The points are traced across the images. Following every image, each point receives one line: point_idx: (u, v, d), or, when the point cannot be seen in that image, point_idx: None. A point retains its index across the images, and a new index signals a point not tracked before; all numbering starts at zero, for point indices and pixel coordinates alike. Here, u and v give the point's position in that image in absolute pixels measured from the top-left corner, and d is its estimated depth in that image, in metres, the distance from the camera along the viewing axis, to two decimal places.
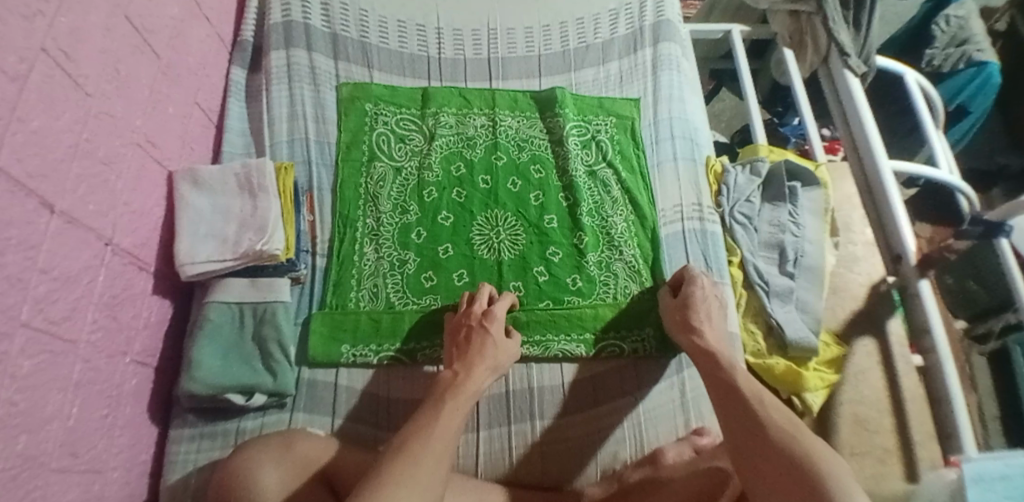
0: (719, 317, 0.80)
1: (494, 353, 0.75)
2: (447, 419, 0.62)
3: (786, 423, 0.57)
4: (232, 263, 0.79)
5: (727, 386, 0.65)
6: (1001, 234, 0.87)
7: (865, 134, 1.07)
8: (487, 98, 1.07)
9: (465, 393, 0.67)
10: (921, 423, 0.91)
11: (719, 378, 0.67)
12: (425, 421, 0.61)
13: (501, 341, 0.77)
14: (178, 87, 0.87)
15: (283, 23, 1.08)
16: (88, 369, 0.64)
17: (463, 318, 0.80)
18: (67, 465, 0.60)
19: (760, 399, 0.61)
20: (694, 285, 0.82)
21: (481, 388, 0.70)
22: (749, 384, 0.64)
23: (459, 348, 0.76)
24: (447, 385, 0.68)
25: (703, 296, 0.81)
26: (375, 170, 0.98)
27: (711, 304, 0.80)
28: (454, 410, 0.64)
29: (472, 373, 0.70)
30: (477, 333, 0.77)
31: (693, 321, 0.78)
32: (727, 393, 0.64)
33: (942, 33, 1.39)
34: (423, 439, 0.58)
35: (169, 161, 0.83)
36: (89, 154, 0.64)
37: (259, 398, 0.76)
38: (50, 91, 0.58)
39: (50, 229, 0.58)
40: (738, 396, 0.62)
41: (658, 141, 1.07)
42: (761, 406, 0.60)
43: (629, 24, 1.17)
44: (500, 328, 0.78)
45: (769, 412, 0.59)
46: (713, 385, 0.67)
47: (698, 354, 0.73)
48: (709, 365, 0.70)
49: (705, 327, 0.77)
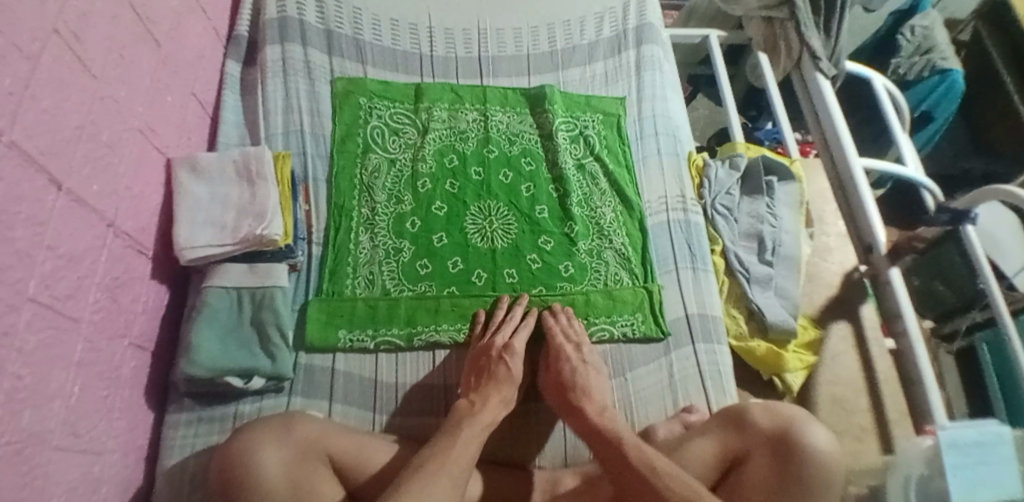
0: (596, 381, 0.79)
1: (511, 388, 0.76)
2: (466, 442, 0.66)
3: (679, 483, 0.62)
4: (232, 248, 0.81)
5: (621, 463, 0.65)
6: (967, 222, 0.92)
7: (835, 130, 1.14)
8: (479, 94, 1.10)
9: (480, 422, 0.70)
10: (895, 403, 0.95)
11: (606, 451, 0.67)
12: (446, 442, 0.65)
13: (517, 369, 0.79)
14: (176, 77, 0.89)
15: (278, 18, 1.10)
16: (89, 349, 0.64)
17: (484, 348, 0.81)
18: (69, 445, 0.60)
19: (654, 468, 0.63)
20: (561, 356, 0.81)
21: (498, 417, 0.73)
22: (639, 452, 0.65)
23: (477, 375, 0.79)
24: (463, 413, 0.71)
25: (571, 369, 0.79)
26: (370, 161, 1.00)
27: (577, 371, 0.79)
28: (470, 438, 0.67)
29: (488, 403, 0.73)
30: (498, 366, 0.78)
31: (567, 396, 0.77)
32: (622, 471, 0.65)
33: (908, 42, 1.49)
34: (440, 461, 0.62)
35: (167, 149, 0.85)
36: (94, 137, 0.66)
37: (257, 381, 0.77)
38: (60, 72, 0.60)
39: (56, 207, 0.59)
40: (634, 473, 0.64)
41: (642, 137, 1.12)
42: (659, 480, 0.62)
43: (613, 26, 1.22)
44: (520, 364, 0.80)
45: (665, 478, 0.62)
46: (603, 455, 0.68)
47: (586, 432, 0.72)
48: (597, 441, 0.70)
49: (585, 401, 0.75)
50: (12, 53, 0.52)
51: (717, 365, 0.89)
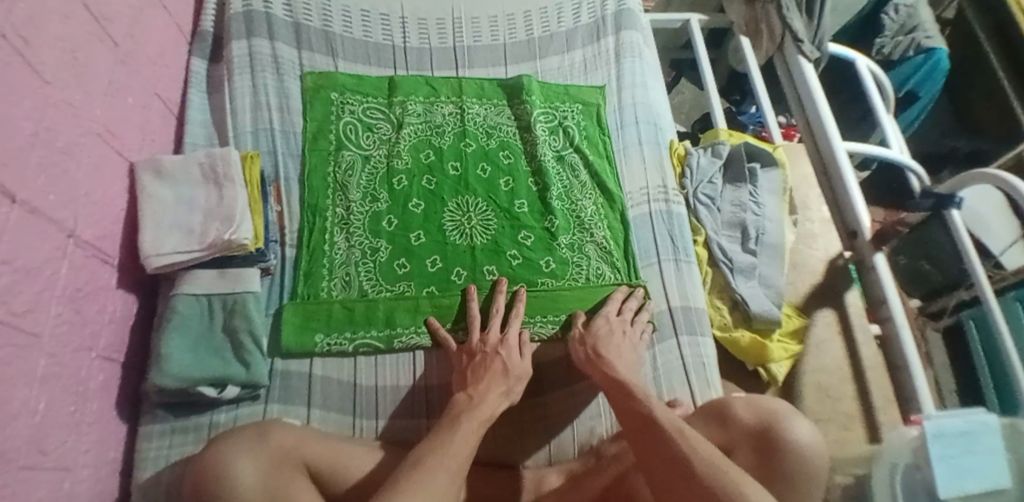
0: (628, 348, 0.81)
1: (506, 382, 0.74)
2: (464, 438, 0.64)
3: (705, 449, 0.58)
4: (200, 254, 0.78)
5: (647, 421, 0.63)
6: (953, 206, 0.90)
7: (818, 114, 1.12)
8: (454, 86, 1.08)
9: (479, 416, 0.68)
10: (880, 389, 0.94)
11: (632, 410, 0.66)
12: (443, 435, 0.63)
13: (514, 364, 0.77)
14: (136, 76, 0.85)
15: (244, 12, 1.06)
16: (53, 363, 0.62)
17: (477, 345, 0.79)
18: (36, 463, 0.58)
19: (681, 431, 0.61)
20: (601, 316, 0.84)
21: (497, 411, 0.71)
22: (666, 415, 0.64)
23: (472, 369, 0.76)
24: (462, 407, 0.69)
25: (609, 329, 0.82)
26: (344, 159, 0.97)
27: (617, 334, 0.82)
28: (470, 431, 0.65)
29: (486, 398, 0.71)
30: (493, 361, 0.77)
31: (601, 353, 0.77)
32: (647, 428, 0.63)
33: (892, 21, 1.47)
34: (440, 455, 0.60)
35: (129, 152, 0.82)
36: (49, 143, 0.63)
37: (231, 390, 0.75)
38: (11, 78, 0.57)
39: (11, 219, 0.56)
40: (659, 429, 0.61)
41: (623, 126, 1.09)
42: (685, 442, 0.59)
43: (591, 13, 1.19)
44: (515, 356, 0.78)
45: (692, 442, 0.59)
46: (629, 415, 0.66)
47: (611, 387, 0.71)
48: (623, 399, 0.68)
49: (616, 360, 0.76)
50: None
51: (700, 357, 0.88)
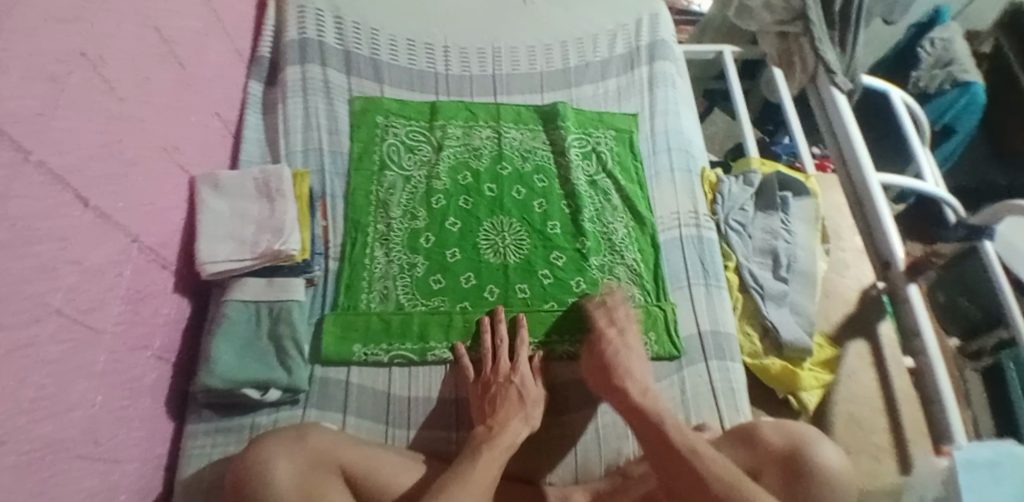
0: (638, 365, 0.80)
1: (519, 410, 0.77)
2: (485, 466, 0.66)
3: (720, 466, 0.62)
4: (251, 263, 0.84)
5: (660, 441, 0.66)
6: (985, 237, 0.93)
7: (852, 147, 1.12)
8: (492, 112, 1.12)
9: (500, 445, 0.70)
10: (915, 422, 0.92)
11: (648, 433, 0.68)
12: (466, 465, 0.65)
13: (528, 390, 0.80)
14: (199, 96, 0.93)
15: (299, 40, 1.14)
16: (111, 359, 0.67)
17: (491, 377, 0.82)
18: (89, 452, 0.62)
19: (695, 451, 0.64)
20: (603, 339, 0.83)
21: (517, 438, 0.73)
22: (680, 434, 0.66)
23: (490, 403, 0.79)
24: (482, 438, 0.71)
25: (614, 351, 0.81)
26: (387, 179, 1.02)
27: (630, 357, 0.81)
28: (491, 462, 0.67)
29: (506, 427, 0.73)
30: (509, 391, 0.79)
31: (623, 374, 0.78)
32: (663, 449, 0.65)
33: (929, 54, 1.47)
34: (459, 486, 0.62)
35: (190, 167, 0.89)
36: (118, 155, 0.69)
37: (275, 393, 0.79)
38: (87, 91, 0.63)
39: (81, 222, 0.61)
40: (672, 449, 0.65)
41: (655, 153, 1.12)
42: (697, 458, 0.63)
43: (626, 44, 1.23)
44: (532, 388, 0.81)
45: (707, 462, 0.62)
46: (646, 439, 0.68)
47: (629, 411, 0.73)
48: (641, 424, 0.70)
49: (629, 382, 0.76)
50: (42, 77, 0.55)
51: (730, 382, 0.88)
